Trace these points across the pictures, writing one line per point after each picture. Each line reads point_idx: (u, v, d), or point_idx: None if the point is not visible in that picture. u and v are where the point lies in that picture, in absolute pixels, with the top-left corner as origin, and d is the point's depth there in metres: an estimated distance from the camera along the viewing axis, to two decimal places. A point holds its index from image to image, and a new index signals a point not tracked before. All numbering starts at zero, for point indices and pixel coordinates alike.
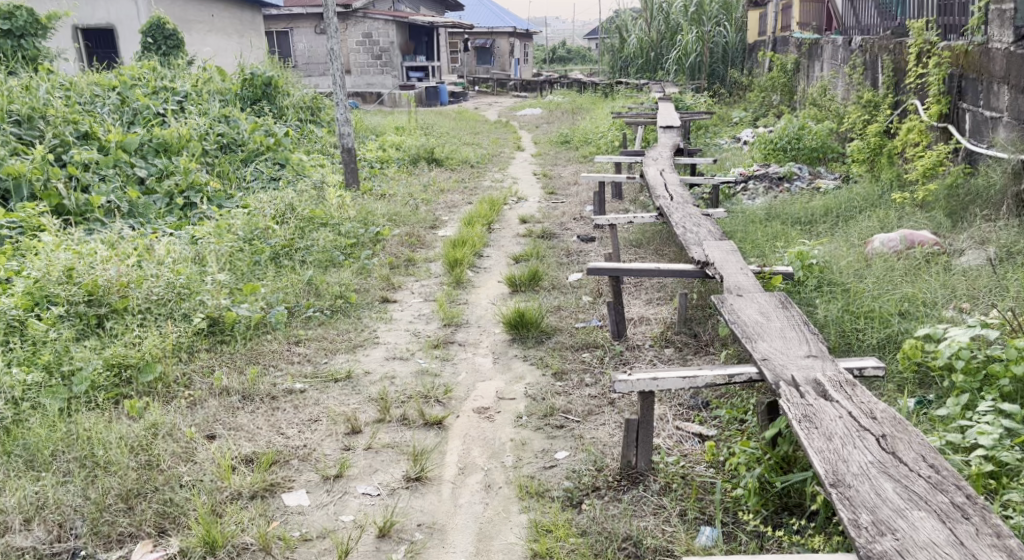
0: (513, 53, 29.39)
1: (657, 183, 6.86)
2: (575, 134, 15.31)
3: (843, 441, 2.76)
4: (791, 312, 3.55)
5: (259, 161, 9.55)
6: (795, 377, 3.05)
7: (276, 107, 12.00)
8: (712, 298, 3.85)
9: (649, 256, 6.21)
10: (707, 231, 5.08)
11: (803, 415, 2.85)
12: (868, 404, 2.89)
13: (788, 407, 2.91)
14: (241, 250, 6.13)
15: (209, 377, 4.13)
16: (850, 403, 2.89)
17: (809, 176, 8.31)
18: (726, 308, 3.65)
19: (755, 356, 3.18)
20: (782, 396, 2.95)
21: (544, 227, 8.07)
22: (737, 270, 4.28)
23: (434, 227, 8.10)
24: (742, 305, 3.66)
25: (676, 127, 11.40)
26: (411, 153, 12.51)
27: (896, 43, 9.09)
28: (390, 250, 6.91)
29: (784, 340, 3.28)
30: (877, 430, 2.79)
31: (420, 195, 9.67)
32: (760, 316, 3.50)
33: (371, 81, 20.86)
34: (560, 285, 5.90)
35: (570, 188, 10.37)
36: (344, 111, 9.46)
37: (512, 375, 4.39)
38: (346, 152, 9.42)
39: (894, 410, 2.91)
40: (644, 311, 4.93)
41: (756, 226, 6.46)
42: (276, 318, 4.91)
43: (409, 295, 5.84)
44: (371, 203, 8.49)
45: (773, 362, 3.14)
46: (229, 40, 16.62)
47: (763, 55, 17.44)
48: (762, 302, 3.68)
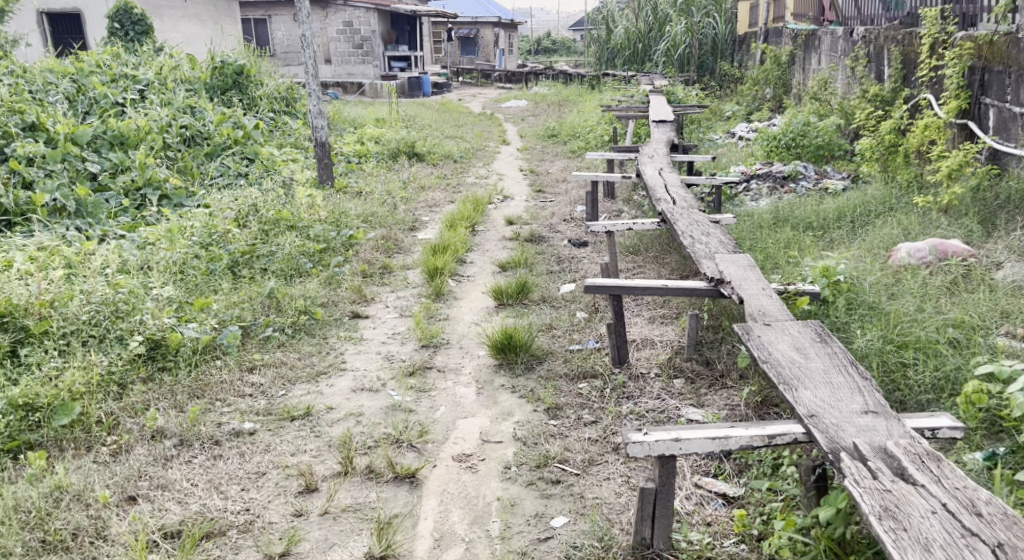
0: (497, 44, 28.76)
1: (656, 183, 6.28)
2: (562, 128, 14.72)
3: (947, 552, 2.28)
4: (830, 346, 3.03)
5: (226, 156, 8.88)
6: (865, 451, 2.56)
7: (248, 97, 11.32)
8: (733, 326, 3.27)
9: (649, 266, 5.64)
10: (718, 241, 4.51)
11: (888, 514, 2.36)
12: (966, 494, 2.41)
13: (865, 498, 2.42)
14: (196, 257, 5.52)
15: (141, 417, 3.55)
16: (944, 493, 2.41)
17: (816, 176, 7.76)
18: (751, 339, 3.10)
19: (801, 412, 2.72)
20: (856, 482, 2.45)
21: (532, 230, 7.48)
22: (759, 290, 3.71)
23: (414, 230, 7.50)
24: (770, 336, 3.11)
25: (671, 122, 10.83)
26: (391, 147, 11.88)
27: (907, 33, 8.52)
28: (364, 256, 6.31)
29: (835, 393, 2.79)
30: (987, 535, 2.30)
31: (399, 193, 9.06)
32: (798, 352, 2.99)
33: (351, 71, 20.19)
34: (551, 299, 5.32)
35: (558, 187, 9.79)
36: (317, 102, 8.80)
37: (498, 410, 3.81)
38: (320, 147, 8.79)
39: (995, 497, 2.44)
40: (648, 332, 4.36)
41: (766, 233, 5.90)
42: (226, 340, 4.30)
43: (384, 309, 5.24)
44: (344, 202, 7.87)
45: (825, 422, 2.67)
46: (210, 27, 15.75)
47: (755, 48, 16.90)
48: (794, 332, 3.11)
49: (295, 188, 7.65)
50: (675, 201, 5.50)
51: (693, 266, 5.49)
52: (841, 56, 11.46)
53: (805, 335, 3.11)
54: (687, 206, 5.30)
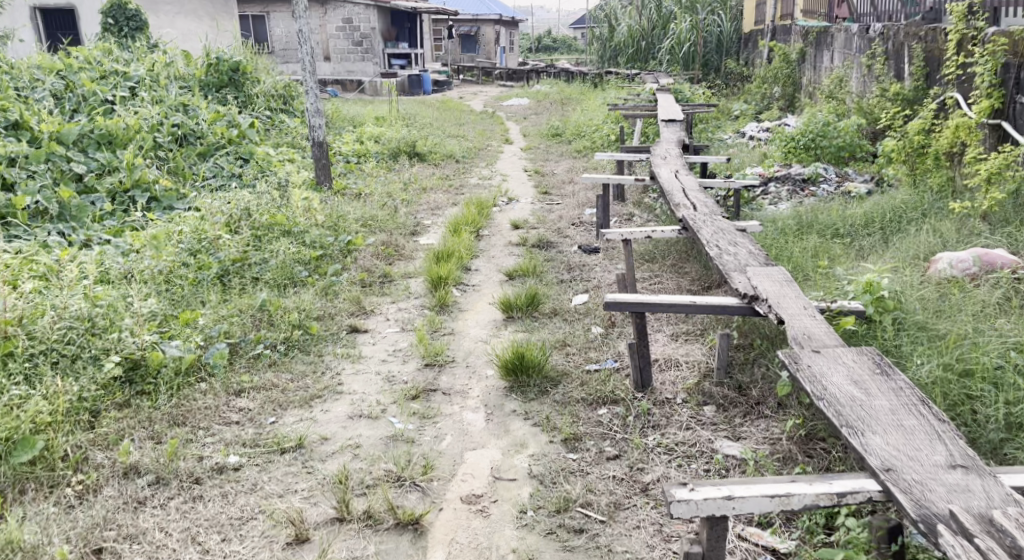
0: (498, 41, 28.36)
1: (673, 187, 5.92)
2: (567, 127, 14.35)
3: None
4: (895, 383, 2.89)
5: (220, 156, 8.46)
6: (960, 516, 2.40)
7: (243, 95, 10.95)
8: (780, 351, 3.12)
9: (667, 276, 5.30)
10: (748, 252, 4.16)
11: None
12: None
13: None
14: (184, 266, 5.17)
15: (112, 450, 3.27)
16: None
17: (838, 178, 7.44)
18: (808, 372, 2.95)
19: (875, 464, 2.59)
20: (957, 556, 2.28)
21: (540, 234, 7.13)
22: (799, 310, 3.39)
23: (416, 234, 7.15)
24: (828, 369, 2.97)
25: (681, 122, 10.47)
26: (391, 146, 11.51)
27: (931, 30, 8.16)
28: (364, 262, 5.96)
29: (912, 444, 2.66)
30: None
31: (400, 195, 8.72)
32: (859, 388, 2.87)
33: (351, 69, 19.74)
34: (564, 311, 4.97)
35: (565, 188, 9.44)
36: (315, 100, 8.43)
37: (510, 439, 3.47)
38: (317, 147, 8.44)
39: None
40: (672, 351, 4.00)
41: (791, 241, 5.56)
42: (211, 358, 3.96)
43: (385, 322, 4.90)
44: (342, 204, 7.52)
45: (905, 479, 2.54)
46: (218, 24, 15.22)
47: (762, 45, 16.55)
48: (852, 364, 2.98)
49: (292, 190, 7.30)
50: (694, 207, 5.16)
51: (716, 275, 5.14)
52: (855, 53, 11.09)
53: (861, 364, 3.00)
54: (708, 213, 4.96)
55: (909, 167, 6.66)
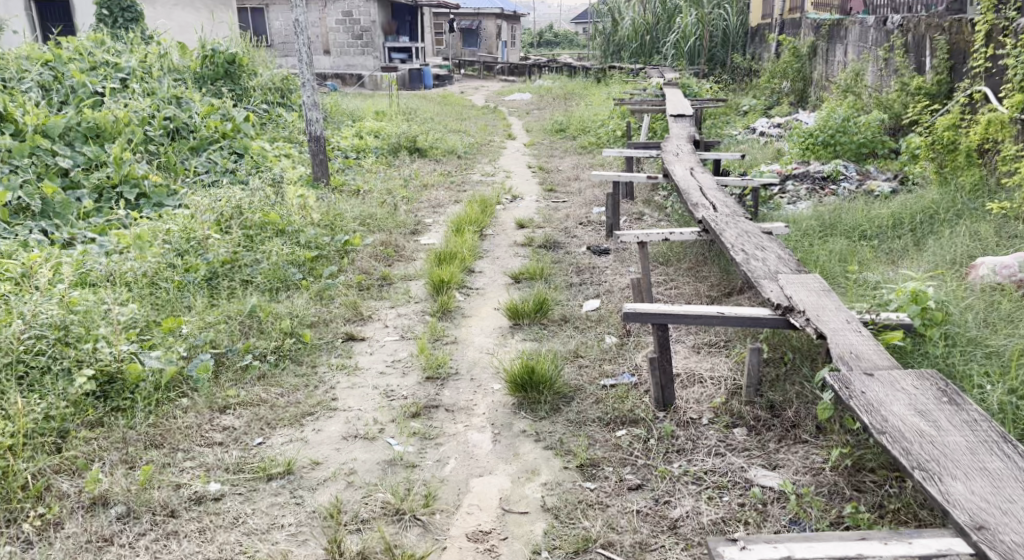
0: (500, 36, 28.03)
1: (689, 185, 5.61)
2: (571, 122, 14.02)
3: None
4: (965, 414, 2.72)
5: (213, 151, 8.11)
6: None
7: (240, 88, 10.60)
8: (829, 373, 2.92)
9: (684, 281, 4.99)
10: (777, 258, 3.86)
11: None
12: None
13: None
14: (170, 268, 4.84)
15: (80, 477, 3.01)
16: None
17: (858, 176, 7.20)
18: (869, 404, 2.76)
19: (962, 519, 2.40)
20: None
21: (546, 234, 6.82)
22: (844, 328, 3.12)
23: (417, 234, 6.84)
24: (889, 399, 2.78)
25: (689, 117, 10.14)
26: (392, 142, 11.18)
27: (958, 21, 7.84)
28: (363, 263, 5.64)
29: (998, 491, 2.47)
30: None
31: (400, 192, 8.41)
32: (929, 422, 2.69)
33: (351, 62, 19.50)
34: (575, 318, 4.66)
35: (571, 186, 9.13)
36: (312, 93, 8.09)
37: (520, 464, 3.17)
38: (314, 141, 8.13)
39: None
40: (694, 365, 3.71)
41: (817, 245, 5.26)
42: (195, 371, 3.62)
43: (383, 329, 4.58)
44: (340, 202, 7.20)
45: (999, 537, 2.35)
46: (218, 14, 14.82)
47: (770, 39, 16.22)
48: (914, 392, 2.80)
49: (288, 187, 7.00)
50: (713, 208, 4.86)
51: (737, 279, 4.85)
52: (872, 47, 10.85)
53: (924, 391, 2.82)
54: (729, 214, 4.66)
55: (938, 165, 6.34)
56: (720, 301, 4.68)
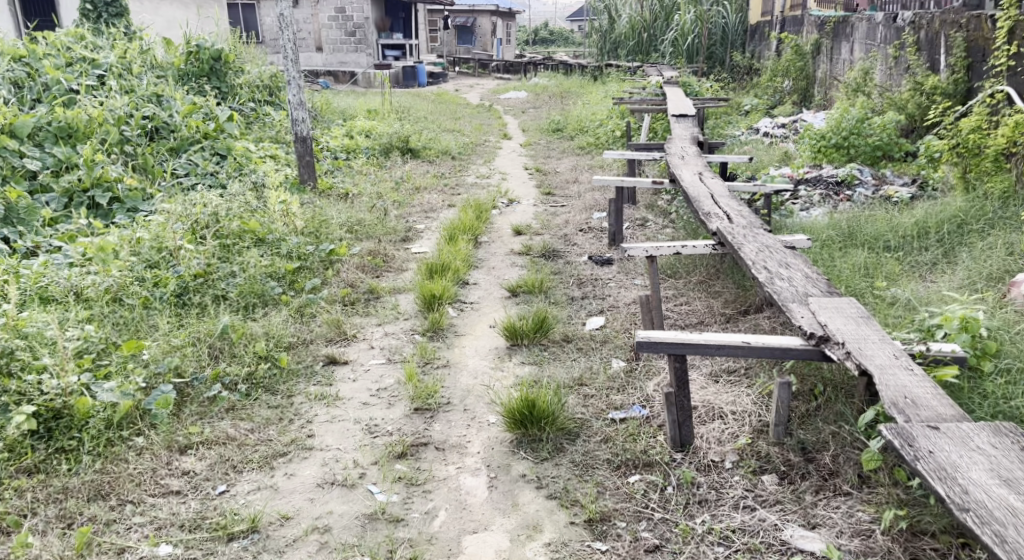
0: (495, 34, 27.66)
1: (698, 193, 5.23)
2: (567, 122, 13.62)
3: None
4: None
5: (194, 152, 7.58)
6: None
7: (226, 86, 10.15)
8: (892, 427, 2.58)
9: (696, 297, 4.63)
10: (804, 277, 3.50)
11: None
12: None
13: None
14: (138, 281, 4.41)
15: (9, 542, 2.74)
16: None
17: (873, 181, 6.86)
18: (948, 471, 2.43)
19: None
20: None
21: (545, 242, 6.44)
22: (898, 368, 2.79)
23: (407, 241, 6.45)
24: (967, 464, 2.45)
25: (692, 117, 9.77)
26: (383, 142, 10.78)
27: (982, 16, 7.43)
28: (349, 274, 5.26)
29: None
30: None
31: (391, 196, 8.03)
32: (1017, 494, 2.37)
33: (344, 60, 19.02)
34: (579, 338, 4.28)
35: (570, 188, 8.76)
36: (297, 92, 7.67)
37: (518, 518, 2.85)
38: (300, 142, 7.75)
39: None
40: (711, 397, 3.35)
41: (841, 256, 4.93)
42: (153, 405, 3.26)
43: (368, 349, 4.19)
44: (327, 206, 6.82)
45: None
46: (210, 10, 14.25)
47: (771, 37, 15.86)
48: (995, 456, 2.48)
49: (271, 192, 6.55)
50: (728, 219, 4.48)
51: (753, 292, 4.49)
52: (881, 44, 10.51)
53: (1005, 454, 2.50)
54: (744, 226, 4.29)
55: (962, 169, 6.02)
56: (737, 318, 4.34)
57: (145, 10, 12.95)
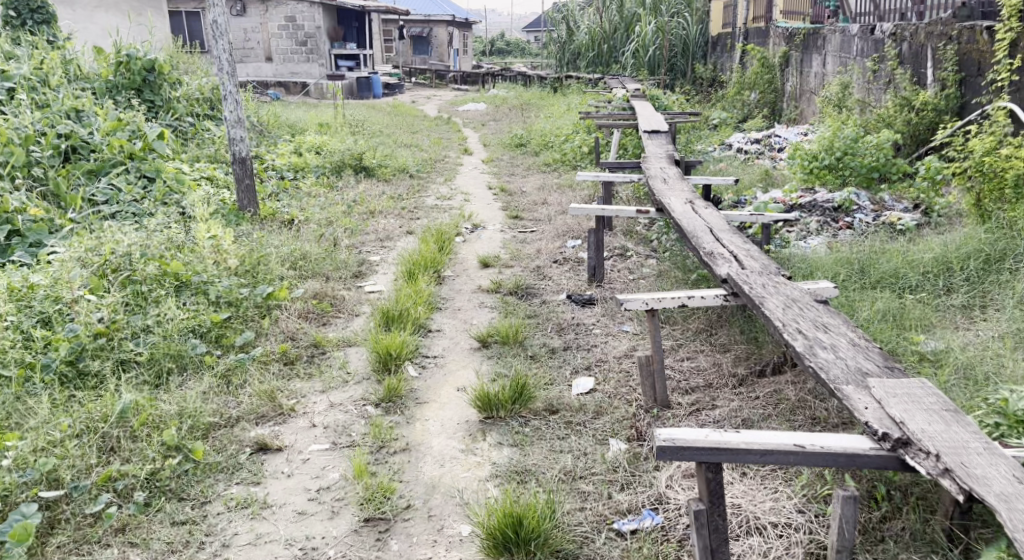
0: (452, 43, 26.92)
1: (694, 226, 4.55)
2: (531, 136, 12.96)
3: None
4: None
5: (117, 174, 6.75)
6: None
7: (161, 99, 9.23)
8: None
9: (702, 352, 3.93)
10: (850, 343, 2.85)
11: None
12: None
13: None
14: (24, 345, 3.65)
15: None
16: None
17: (872, 206, 6.21)
18: None
19: None
20: None
21: (515, 277, 5.77)
22: (1008, 489, 2.22)
23: (359, 278, 5.77)
24: None
25: (666, 133, 9.15)
26: (335, 159, 9.98)
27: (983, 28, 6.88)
28: (291, 323, 4.54)
29: None
30: None
31: (342, 222, 7.32)
32: None
33: (295, 70, 18.12)
34: (565, 405, 3.58)
35: (537, 212, 8.13)
36: (234, 107, 6.89)
37: None
38: (238, 164, 6.99)
39: None
40: (744, 499, 2.87)
41: (860, 299, 4.26)
42: (8, 537, 2.72)
43: (307, 430, 3.42)
44: (267, 237, 6.09)
45: None
46: (152, 17, 13.31)
47: (735, 48, 15.35)
48: None
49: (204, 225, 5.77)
50: (735, 261, 3.82)
51: (770, 346, 3.79)
52: (858, 57, 10.00)
53: None
54: (758, 270, 3.63)
55: (974, 195, 5.42)
56: (752, 381, 3.63)
57: (80, 18, 12.01)
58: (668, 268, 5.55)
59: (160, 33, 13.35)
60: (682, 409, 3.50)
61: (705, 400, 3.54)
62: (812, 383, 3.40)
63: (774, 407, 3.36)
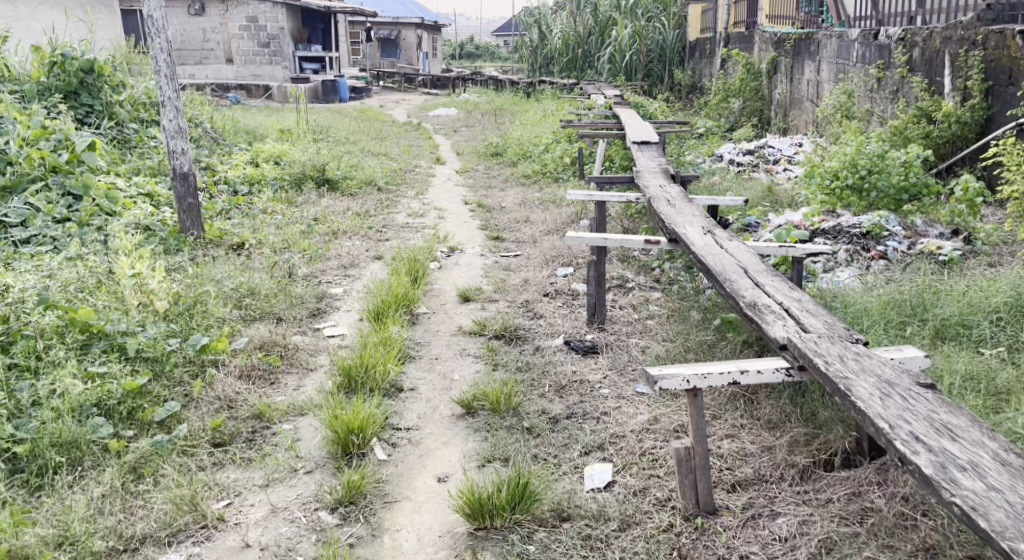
0: (421, 46, 25.99)
1: (722, 266, 3.72)
2: (508, 144, 12.15)
3: None
4: None
5: (34, 192, 6.07)
6: None
7: (100, 103, 8.22)
8: None
9: (747, 434, 3.11)
10: (998, 467, 2.14)
11: None
12: None
13: None
14: None
15: None
16: None
17: (905, 232, 5.38)
18: None
19: None
20: None
21: (502, 315, 4.97)
22: None
23: (318, 318, 4.95)
24: None
25: (656, 144, 8.37)
26: (295, 171, 9.10)
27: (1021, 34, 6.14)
28: (229, 385, 3.73)
29: None
30: None
31: (300, 244, 6.48)
32: None
33: (257, 73, 17.13)
34: (576, 506, 2.84)
35: (520, 234, 7.34)
36: (174, 116, 6.02)
37: None
38: (180, 181, 6.13)
39: None
40: None
41: (932, 357, 3.46)
42: None
43: (238, 553, 2.74)
44: (209, 270, 5.24)
45: None
46: (101, 17, 12.25)
47: (716, 53, 14.62)
48: None
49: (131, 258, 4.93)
50: (790, 318, 3.02)
51: (839, 426, 2.96)
52: (858, 63, 9.27)
53: None
54: (826, 330, 2.82)
55: None
56: (820, 474, 2.82)
57: (21, 16, 10.91)
58: (681, 308, 4.78)
59: (108, 33, 12.32)
60: (734, 517, 2.70)
61: (761, 504, 2.73)
62: (907, 489, 2.60)
63: (861, 523, 2.57)
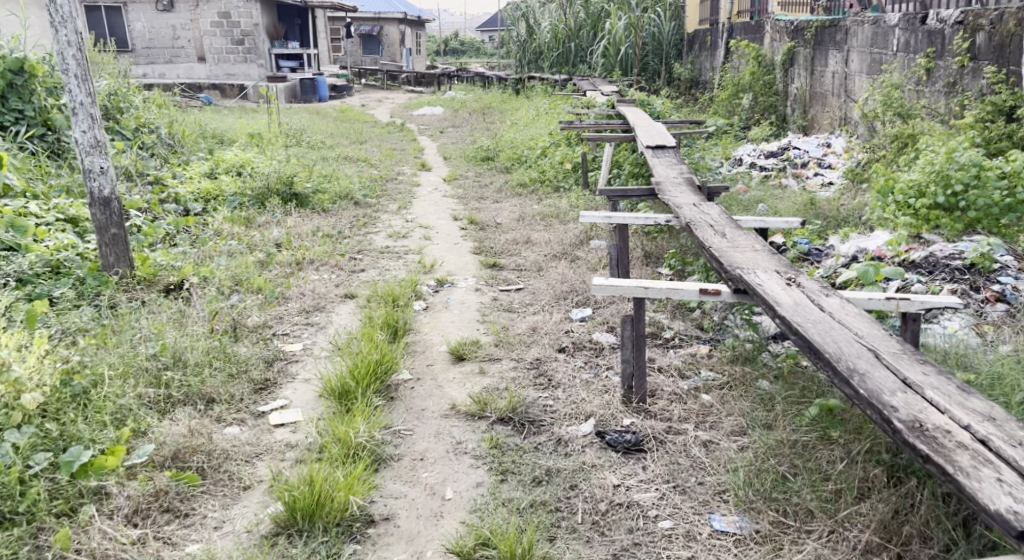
0: (403, 42, 24.67)
1: (834, 341, 2.55)
2: (499, 147, 10.91)
3: None
4: None
5: None
6: None
7: (32, 107, 6.85)
8: None
9: None
10: None
11: None
12: None
13: None
14: None
15: None
16: None
17: (1018, 263, 4.26)
18: None
19: None
20: None
21: (508, 387, 3.75)
22: None
23: (264, 394, 3.71)
24: None
25: (674, 149, 7.11)
26: (257, 184, 7.80)
27: None
28: (108, 530, 2.61)
29: None
30: None
31: (254, 281, 5.24)
32: None
33: (231, 72, 15.85)
34: None
35: (520, 260, 6.12)
36: (87, 127, 4.70)
37: None
38: (99, 207, 4.82)
39: None
40: None
41: None
42: None
43: None
44: (124, 328, 4.00)
45: None
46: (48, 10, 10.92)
47: (720, 45, 13.36)
48: None
49: (17, 322, 3.75)
50: (1003, 463, 2.03)
51: None
52: (900, 52, 8.10)
53: None
54: None
55: None
56: None
57: None
58: (747, 376, 3.57)
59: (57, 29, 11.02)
60: None
61: None
62: None
63: None
